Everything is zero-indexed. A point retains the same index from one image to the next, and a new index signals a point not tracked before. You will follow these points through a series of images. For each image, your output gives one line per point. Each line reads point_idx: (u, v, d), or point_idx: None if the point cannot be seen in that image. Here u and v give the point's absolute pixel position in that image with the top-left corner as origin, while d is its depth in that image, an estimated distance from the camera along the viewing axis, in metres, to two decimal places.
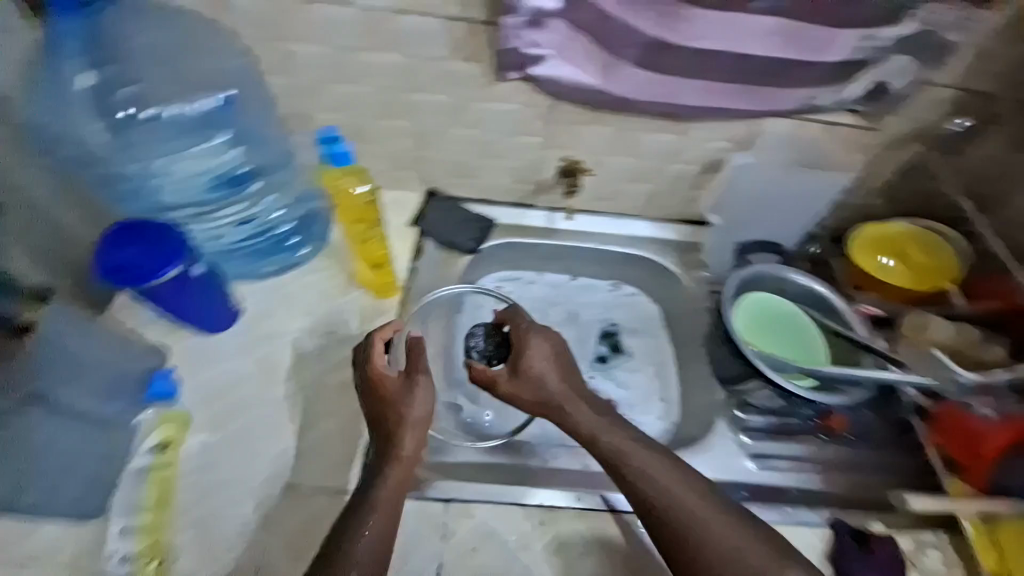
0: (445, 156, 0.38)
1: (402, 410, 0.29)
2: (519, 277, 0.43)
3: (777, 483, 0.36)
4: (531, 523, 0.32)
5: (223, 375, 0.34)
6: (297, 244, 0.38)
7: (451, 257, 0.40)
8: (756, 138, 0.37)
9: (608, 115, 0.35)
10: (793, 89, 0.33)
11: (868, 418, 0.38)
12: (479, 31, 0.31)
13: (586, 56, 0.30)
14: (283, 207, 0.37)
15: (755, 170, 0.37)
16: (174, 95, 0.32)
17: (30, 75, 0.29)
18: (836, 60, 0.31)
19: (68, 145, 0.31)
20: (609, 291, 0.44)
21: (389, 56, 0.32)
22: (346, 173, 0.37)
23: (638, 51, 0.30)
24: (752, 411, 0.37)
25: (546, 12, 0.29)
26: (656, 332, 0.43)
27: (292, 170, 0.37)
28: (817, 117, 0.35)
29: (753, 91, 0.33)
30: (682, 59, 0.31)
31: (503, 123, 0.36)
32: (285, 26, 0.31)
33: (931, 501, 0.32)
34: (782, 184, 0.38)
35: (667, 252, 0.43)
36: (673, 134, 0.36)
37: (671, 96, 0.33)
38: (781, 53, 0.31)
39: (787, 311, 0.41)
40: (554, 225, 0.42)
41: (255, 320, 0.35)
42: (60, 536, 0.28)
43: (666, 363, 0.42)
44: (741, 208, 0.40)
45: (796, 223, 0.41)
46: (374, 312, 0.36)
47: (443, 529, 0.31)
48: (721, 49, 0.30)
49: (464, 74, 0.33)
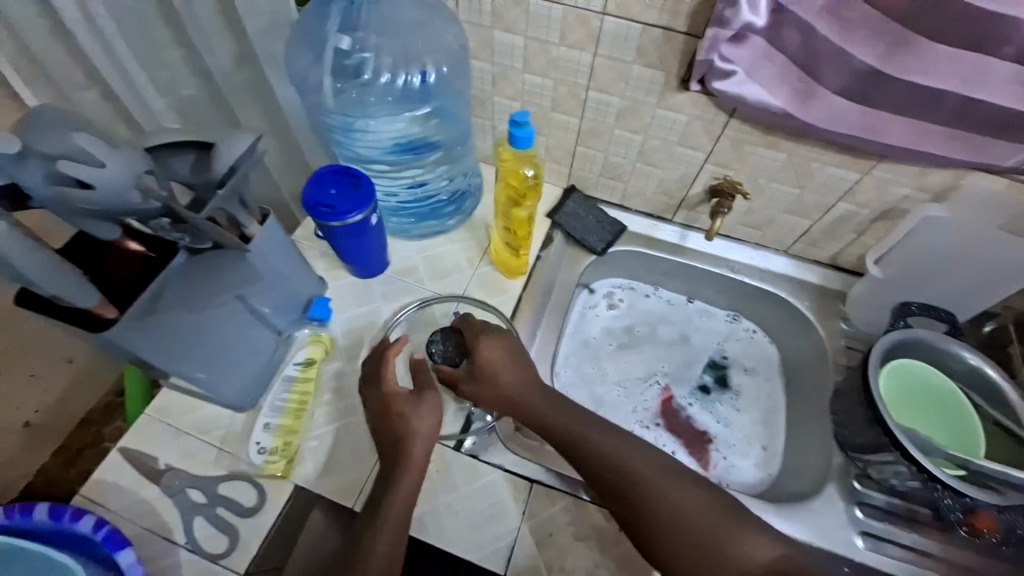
0: (601, 156, 0.39)
1: (410, 424, 0.30)
2: (635, 287, 0.45)
3: (890, 571, 0.32)
4: (607, 527, 0.32)
5: (367, 314, 0.38)
6: (450, 214, 0.41)
7: (578, 253, 0.41)
8: (953, 192, 0.32)
9: (784, 140, 0.33)
10: (1021, 146, 0.27)
11: None
12: (677, 40, 0.30)
13: (780, 78, 0.29)
14: (448, 178, 0.41)
15: (943, 226, 0.33)
16: (396, 65, 0.35)
17: (297, 35, 0.35)
18: None
19: (306, 92, 0.37)
20: (727, 322, 0.44)
21: (581, 54, 0.33)
22: (521, 156, 0.33)
23: (845, 79, 0.28)
24: (871, 485, 0.34)
25: (753, 28, 0.27)
26: (770, 375, 0.43)
27: (465, 148, 0.41)
28: None
29: (968, 140, 0.28)
30: (894, 94, 0.28)
31: (670, 132, 0.35)
32: (496, 15, 0.33)
33: None
34: (967, 247, 0.34)
35: (803, 293, 0.40)
36: (856, 173, 0.33)
37: (869, 132, 0.29)
38: (1021, 104, 0.26)
39: (944, 388, 0.35)
40: (686, 242, 0.42)
41: (401, 272, 0.39)
42: (221, 414, 0.34)
43: (774, 410, 0.41)
44: (909, 265, 0.36)
45: (973, 295, 0.36)
46: (500, 289, 0.38)
47: (523, 507, 0.32)
48: (942, 88, 0.26)
49: (646, 79, 0.33)
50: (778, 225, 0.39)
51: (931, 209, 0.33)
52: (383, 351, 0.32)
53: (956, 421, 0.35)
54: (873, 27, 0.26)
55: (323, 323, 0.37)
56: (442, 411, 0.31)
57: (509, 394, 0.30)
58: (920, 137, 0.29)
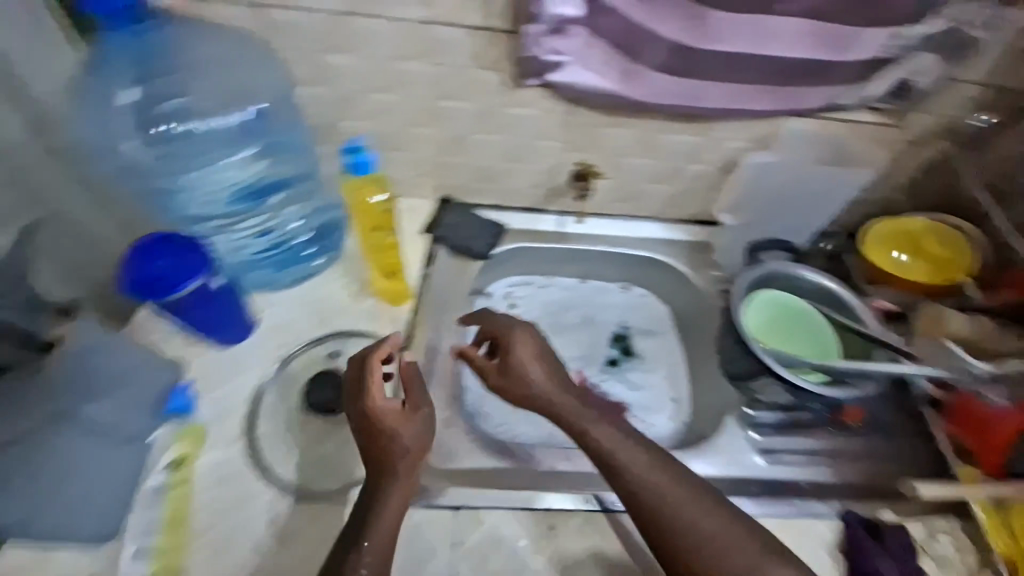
0: (472, 161, 0.39)
1: (397, 440, 0.28)
2: (530, 282, 0.44)
3: (788, 478, 0.36)
4: (541, 528, 0.32)
5: (239, 386, 0.34)
6: (314, 255, 0.38)
7: (463, 262, 0.40)
8: (775, 137, 0.37)
9: (630, 116, 0.36)
10: (819, 89, 0.33)
11: (881, 411, 0.38)
12: (502, 40, 0.31)
13: (607, 62, 0.31)
14: (303, 217, 0.37)
15: (773, 168, 0.38)
16: (207, 109, 0.32)
17: (77, 91, 0.31)
18: (863, 58, 0.32)
19: (107, 157, 0.32)
20: (621, 292, 0.45)
21: (420, 64, 0.33)
22: (368, 182, 0.36)
23: (663, 55, 0.31)
24: (761, 407, 0.37)
25: (569, 19, 0.29)
26: (667, 331, 0.44)
27: (314, 181, 0.38)
28: (841, 115, 0.36)
29: (774, 91, 0.33)
30: (709, 60, 0.31)
31: (527, 128, 0.36)
32: (327, 37, 0.31)
33: (944, 487, 0.33)
34: (797, 181, 0.39)
35: (679, 252, 0.43)
36: (695, 134, 0.37)
37: (694, 98, 0.33)
38: (814, 52, 0.31)
39: (800, 308, 0.41)
40: (565, 228, 0.42)
41: (273, 332, 0.36)
42: (76, 560, 0.29)
43: (677, 364, 0.42)
44: (755, 205, 0.41)
45: (807, 220, 0.42)
46: (390, 319, 0.37)
47: (454, 537, 0.31)
48: (747, 51, 0.31)
49: (487, 81, 0.33)
50: (648, 194, 0.41)
51: (757, 155, 0.38)
52: (371, 355, 0.29)
53: (814, 334, 0.40)
54: (673, 3, 0.29)
55: (187, 413, 0.33)
56: (433, 430, 0.29)
57: (535, 389, 0.30)
58: (736, 95, 0.33)
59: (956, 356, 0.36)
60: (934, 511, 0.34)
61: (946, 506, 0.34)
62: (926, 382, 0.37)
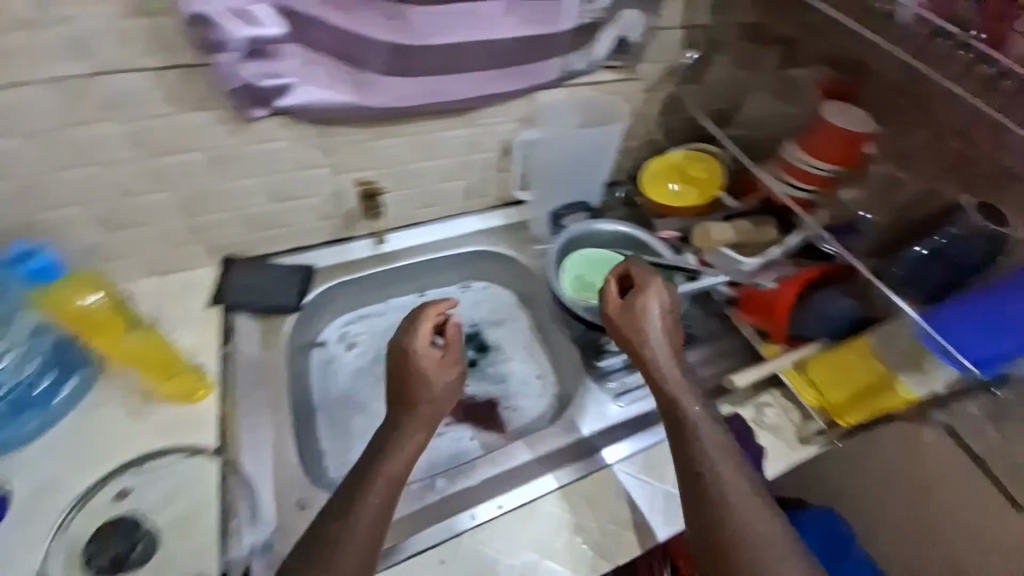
0: (231, 178, 0.78)
1: (426, 390, 0.70)
2: (352, 317, 0.96)
3: (637, 414, 0.83)
4: (547, 479, 0.76)
5: (19, 549, 0.65)
6: (53, 394, 0.75)
7: (266, 318, 0.85)
8: (533, 117, 0.90)
9: (387, 125, 0.81)
10: (537, 66, 0.81)
11: (700, 313, 0.96)
12: (192, 80, 0.68)
13: (325, 77, 0.70)
14: (24, 367, 0.73)
15: (549, 140, 0.93)
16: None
17: None
18: (573, 18, 0.79)
19: None
20: (461, 288, 1.01)
21: (115, 125, 0.68)
22: (68, 289, 0.73)
23: (385, 59, 0.71)
24: (609, 354, 0.87)
25: (258, 25, 0.63)
26: (509, 315, 0.99)
27: (16, 319, 0.73)
28: (584, 78, 0.89)
29: (434, 92, 0.77)
30: (431, 50, 0.72)
31: (274, 154, 0.78)
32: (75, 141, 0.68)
33: (749, 373, 0.85)
34: (569, 141, 0.95)
35: (497, 235, 0.99)
36: (464, 125, 0.86)
37: (388, 79, 0.73)
38: (529, 26, 0.76)
39: (607, 256, 0.96)
40: (372, 248, 0.94)
41: (20, 505, 0.68)
42: None
43: (529, 346, 0.97)
44: (532, 170, 0.96)
45: (590, 171, 1.01)
46: (180, 412, 0.76)
47: (480, 532, 0.72)
48: (462, 39, 0.73)
49: (207, 120, 0.71)
50: (439, 189, 0.93)
51: (524, 134, 0.91)
52: (433, 309, 0.74)
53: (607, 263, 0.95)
54: (377, 17, 0.67)
55: None
56: (450, 377, 0.72)
57: (637, 336, 0.75)
58: (396, 95, 0.75)
59: (734, 261, 0.91)
60: (760, 396, 0.87)
61: (768, 388, 0.88)
62: (723, 288, 0.92)
